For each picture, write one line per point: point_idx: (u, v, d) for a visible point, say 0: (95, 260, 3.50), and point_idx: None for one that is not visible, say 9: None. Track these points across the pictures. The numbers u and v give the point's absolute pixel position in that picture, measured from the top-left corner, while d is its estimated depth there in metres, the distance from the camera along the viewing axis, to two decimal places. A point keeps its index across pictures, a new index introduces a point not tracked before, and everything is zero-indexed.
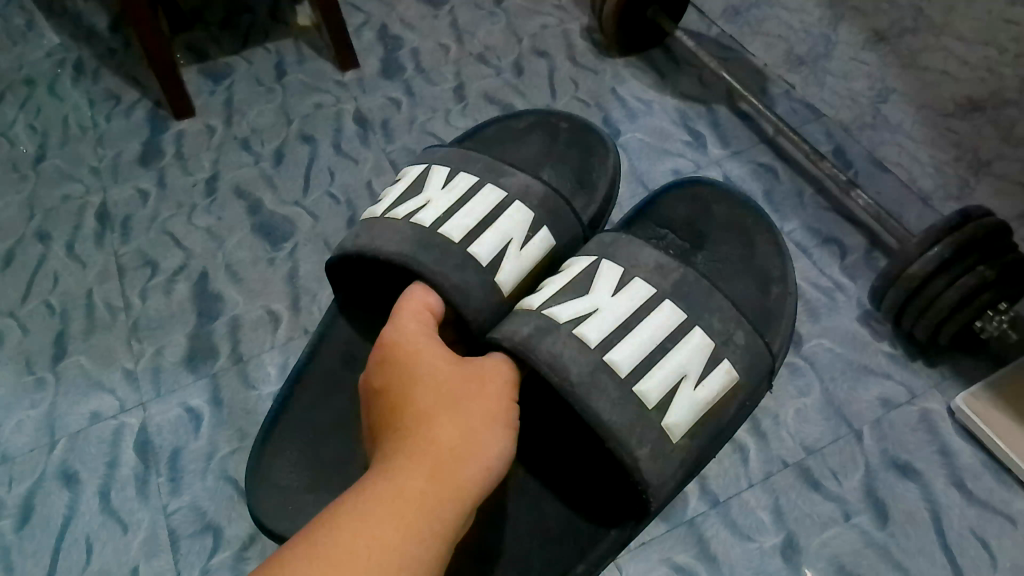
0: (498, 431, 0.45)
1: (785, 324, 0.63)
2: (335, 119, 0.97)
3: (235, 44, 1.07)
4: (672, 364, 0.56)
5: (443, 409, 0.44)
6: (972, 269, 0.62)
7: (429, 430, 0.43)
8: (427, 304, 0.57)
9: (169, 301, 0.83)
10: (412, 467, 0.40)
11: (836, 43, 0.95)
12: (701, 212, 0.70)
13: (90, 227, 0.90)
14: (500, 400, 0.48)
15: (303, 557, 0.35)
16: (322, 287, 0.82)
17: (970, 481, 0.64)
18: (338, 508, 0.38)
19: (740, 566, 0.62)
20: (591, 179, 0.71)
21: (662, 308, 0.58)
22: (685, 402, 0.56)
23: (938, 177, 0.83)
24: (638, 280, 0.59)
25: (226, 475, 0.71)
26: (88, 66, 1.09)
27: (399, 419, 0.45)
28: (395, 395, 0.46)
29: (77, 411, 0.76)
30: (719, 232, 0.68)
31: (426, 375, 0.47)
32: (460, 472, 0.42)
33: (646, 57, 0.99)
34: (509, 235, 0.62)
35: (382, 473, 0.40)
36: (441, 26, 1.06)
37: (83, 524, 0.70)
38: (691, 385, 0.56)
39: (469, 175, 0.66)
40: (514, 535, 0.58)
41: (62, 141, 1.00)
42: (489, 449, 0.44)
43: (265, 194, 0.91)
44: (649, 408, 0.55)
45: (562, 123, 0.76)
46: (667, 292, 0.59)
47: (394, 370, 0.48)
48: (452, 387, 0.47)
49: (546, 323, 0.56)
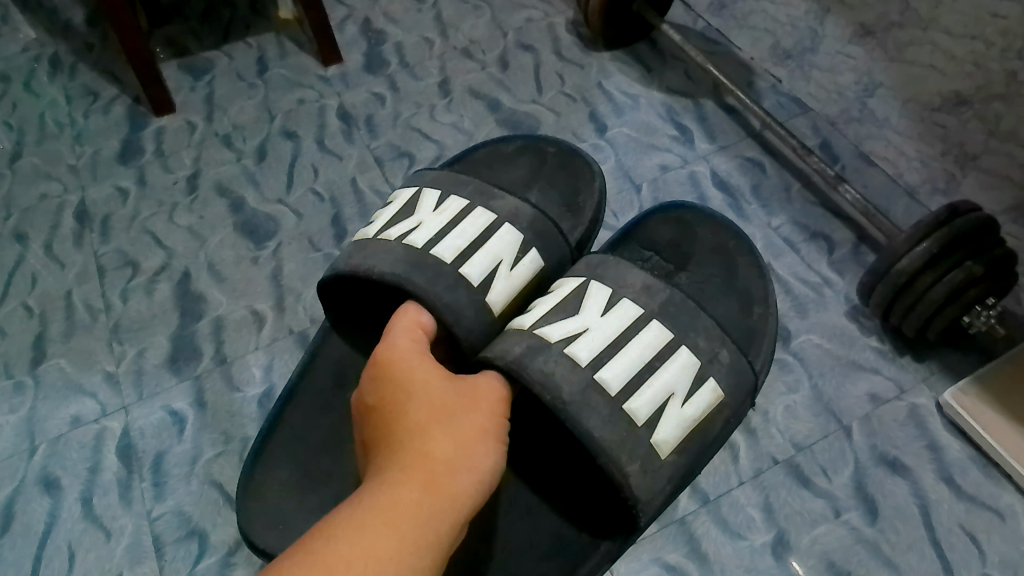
0: (490, 445, 0.45)
1: (769, 343, 0.62)
2: (318, 114, 0.96)
3: (215, 38, 1.05)
4: (660, 383, 0.56)
5: (437, 424, 0.44)
6: (959, 264, 0.62)
7: (423, 444, 0.42)
8: (419, 323, 0.56)
9: (150, 302, 0.81)
10: (406, 479, 0.40)
11: (822, 37, 0.95)
12: (686, 234, 0.69)
13: (69, 227, 0.89)
14: (489, 409, 0.48)
15: (302, 563, 0.34)
16: (306, 287, 0.81)
17: (959, 476, 0.64)
18: (334, 518, 0.38)
19: (731, 565, 0.62)
20: (578, 203, 0.70)
21: (649, 328, 0.57)
22: (673, 419, 0.55)
23: (924, 171, 0.83)
24: (626, 301, 0.59)
25: (211, 479, 0.70)
26: (65, 61, 1.07)
27: (394, 433, 0.44)
28: (390, 410, 0.46)
29: (58, 415, 0.75)
30: (704, 254, 0.67)
31: (420, 390, 0.46)
32: (454, 484, 0.41)
33: (632, 51, 0.98)
34: (500, 256, 0.62)
35: (378, 484, 0.40)
36: (425, 20, 1.04)
37: (65, 532, 0.69)
38: (679, 402, 0.56)
39: (460, 197, 0.66)
40: (506, 548, 0.58)
41: (39, 139, 0.98)
42: (482, 463, 0.43)
43: (248, 191, 0.89)
44: (638, 425, 0.54)
45: (550, 147, 0.74)
46: (655, 313, 0.58)
47: (389, 388, 0.47)
48: (445, 401, 0.46)
49: (538, 342, 0.56)
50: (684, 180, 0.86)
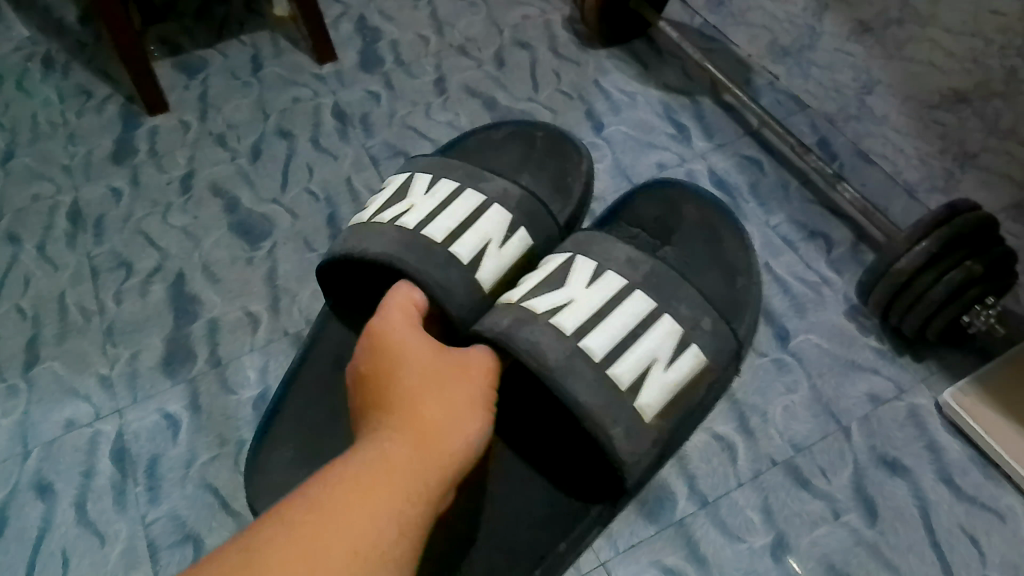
0: (480, 412, 0.46)
1: (752, 314, 0.63)
2: (313, 113, 0.95)
3: (209, 37, 1.04)
4: (643, 348, 0.55)
5: (428, 390, 0.45)
6: (960, 263, 0.62)
7: (414, 409, 0.43)
8: (413, 300, 0.55)
9: (144, 304, 0.81)
10: (396, 441, 0.41)
11: (821, 33, 0.95)
12: (671, 211, 0.68)
13: (62, 228, 0.88)
14: (481, 375, 0.49)
15: (290, 517, 0.36)
16: (302, 287, 0.80)
17: (959, 477, 0.64)
18: (325, 474, 0.39)
19: (729, 567, 0.62)
20: (567, 184, 0.70)
21: (634, 297, 0.57)
22: (656, 383, 0.55)
23: (923, 169, 0.82)
24: (611, 273, 0.58)
25: (206, 483, 0.69)
26: (58, 60, 1.06)
27: (386, 397, 0.45)
28: (382, 376, 0.46)
29: (52, 419, 0.74)
30: (689, 229, 0.67)
31: (412, 359, 0.47)
32: (443, 448, 0.42)
33: (629, 48, 0.98)
34: (488, 235, 0.61)
35: (368, 445, 0.41)
36: (421, 17, 1.04)
37: (59, 536, 0.68)
38: (662, 366, 0.55)
39: (450, 180, 0.65)
40: (495, 514, 0.57)
41: (32, 139, 0.97)
42: (471, 427, 0.44)
43: (242, 191, 0.89)
44: (622, 390, 0.54)
45: (539, 132, 0.73)
46: (638, 283, 0.58)
47: (382, 357, 0.48)
48: (437, 370, 0.47)
49: (524, 314, 0.55)
50: (682, 178, 0.85)
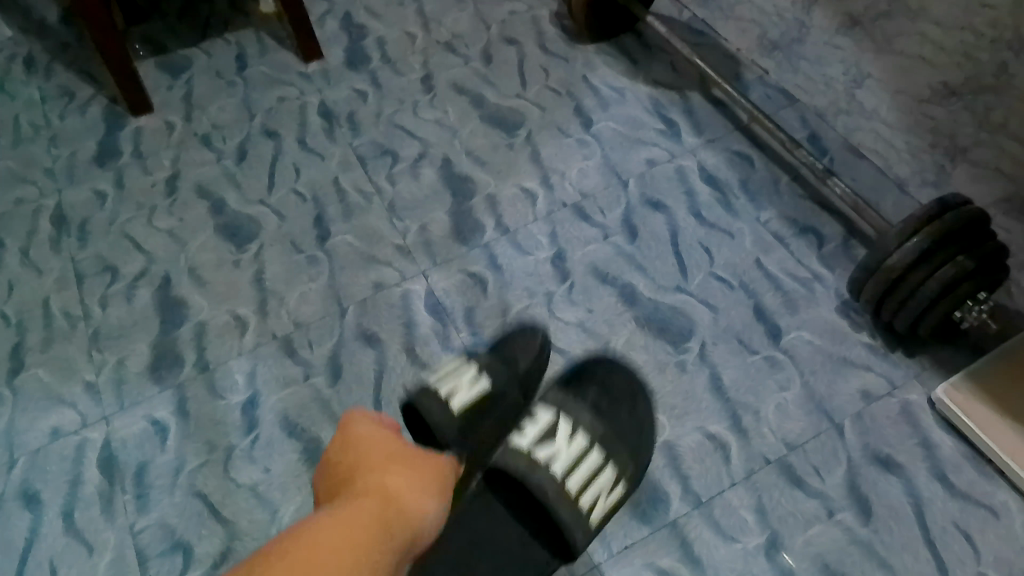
0: (439, 498, 0.46)
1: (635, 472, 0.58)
2: (299, 113, 0.94)
3: (194, 36, 1.03)
4: (595, 487, 0.54)
5: (394, 474, 0.45)
6: (951, 259, 0.61)
7: (379, 494, 0.44)
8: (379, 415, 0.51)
9: (130, 308, 0.80)
10: (360, 514, 0.42)
11: (809, 27, 0.94)
12: (607, 379, 0.64)
13: (46, 232, 0.87)
14: (444, 465, 0.49)
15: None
16: (289, 290, 0.80)
17: (952, 473, 0.64)
18: (289, 539, 0.39)
19: (724, 568, 0.61)
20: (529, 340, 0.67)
21: (594, 453, 0.55)
22: (599, 506, 0.54)
23: (914, 164, 0.82)
24: (583, 430, 0.56)
25: (195, 490, 0.68)
26: (40, 61, 1.05)
27: (351, 482, 0.45)
28: (346, 468, 0.47)
29: (37, 427, 0.73)
30: (618, 398, 0.63)
31: (377, 449, 0.47)
32: (402, 529, 0.43)
33: (617, 43, 0.97)
34: (462, 371, 0.60)
35: (328, 517, 0.42)
36: (407, 15, 1.03)
37: (46, 547, 0.67)
38: (604, 496, 0.54)
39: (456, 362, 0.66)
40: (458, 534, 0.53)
41: (14, 142, 0.96)
42: (430, 510, 0.45)
43: (228, 193, 0.88)
44: (580, 509, 0.52)
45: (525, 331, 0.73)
46: (599, 438, 0.56)
47: (348, 449, 0.48)
48: (401, 455, 0.47)
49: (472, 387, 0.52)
50: (672, 174, 0.85)
